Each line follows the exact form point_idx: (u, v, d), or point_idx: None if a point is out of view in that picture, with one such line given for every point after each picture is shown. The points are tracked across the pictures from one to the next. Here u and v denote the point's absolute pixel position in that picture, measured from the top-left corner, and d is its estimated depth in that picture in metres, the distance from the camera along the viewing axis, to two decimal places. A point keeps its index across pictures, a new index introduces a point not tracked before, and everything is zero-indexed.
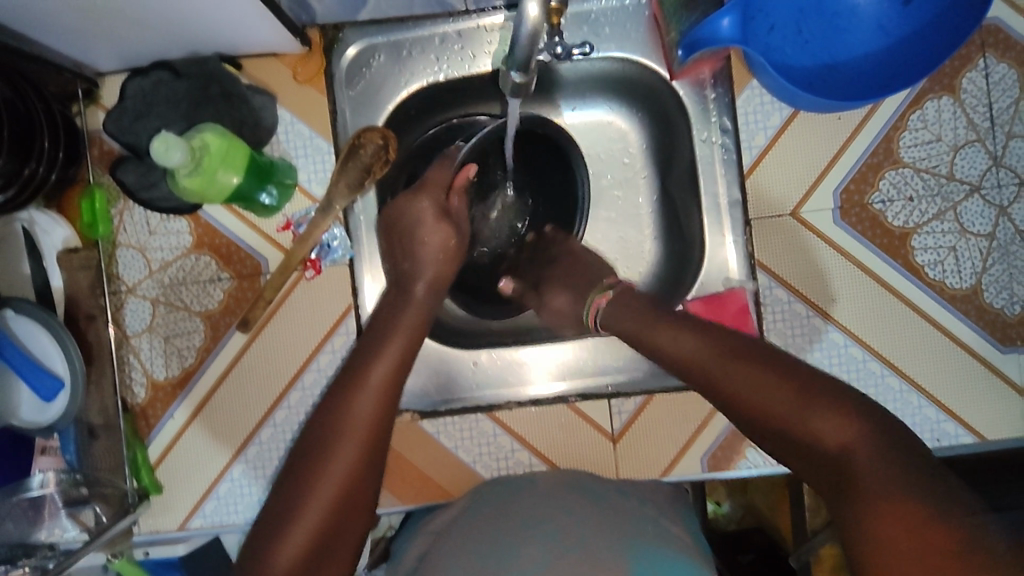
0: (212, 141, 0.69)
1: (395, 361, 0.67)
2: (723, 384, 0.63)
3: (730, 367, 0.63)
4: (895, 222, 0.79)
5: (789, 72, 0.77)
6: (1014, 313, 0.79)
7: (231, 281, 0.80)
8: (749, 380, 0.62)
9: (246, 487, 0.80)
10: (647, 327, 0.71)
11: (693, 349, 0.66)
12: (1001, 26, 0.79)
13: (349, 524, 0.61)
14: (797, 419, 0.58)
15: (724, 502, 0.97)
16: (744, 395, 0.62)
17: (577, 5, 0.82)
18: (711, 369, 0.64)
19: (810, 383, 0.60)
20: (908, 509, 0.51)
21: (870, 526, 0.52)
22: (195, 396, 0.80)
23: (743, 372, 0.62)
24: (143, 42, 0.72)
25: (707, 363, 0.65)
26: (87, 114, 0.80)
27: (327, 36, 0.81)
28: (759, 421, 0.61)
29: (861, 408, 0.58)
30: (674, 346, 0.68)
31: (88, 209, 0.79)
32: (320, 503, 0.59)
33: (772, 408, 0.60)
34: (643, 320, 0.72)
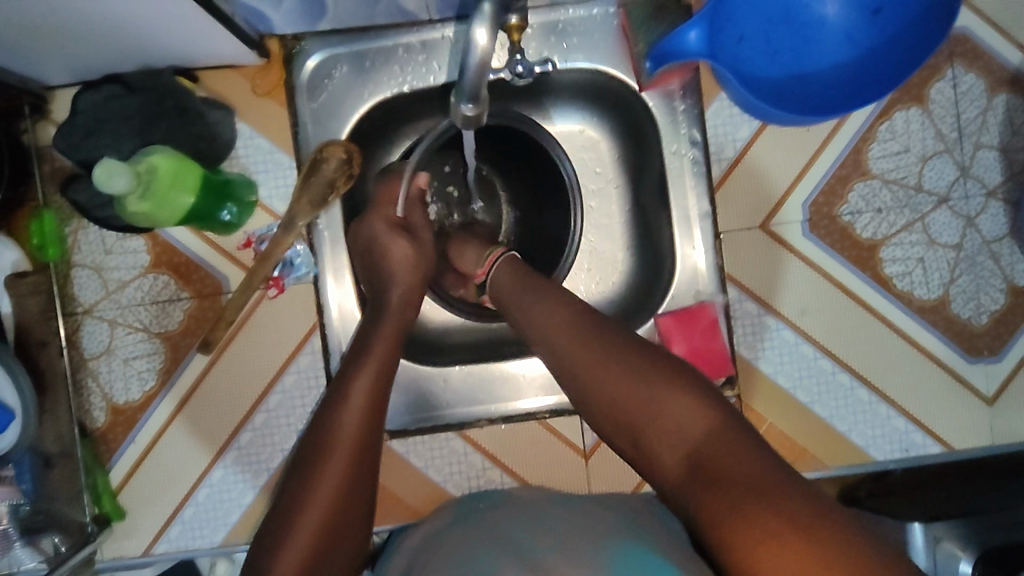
0: (160, 163, 0.67)
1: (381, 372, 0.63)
2: (597, 372, 0.60)
3: (590, 354, 0.60)
4: (864, 233, 0.79)
5: (758, 83, 0.76)
6: (981, 324, 0.80)
7: (191, 301, 0.78)
8: (615, 370, 0.59)
9: (225, 493, 0.78)
10: (521, 296, 0.67)
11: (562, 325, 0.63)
12: (969, 35, 0.79)
13: (338, 555, 0.56)
14: (660, 413, 0.56)
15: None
16: (617, 388, 0.58)
17: (543, 14, 0.80)
18: (575, 353, 0.61)
19: (664, 375, 0.58)
20: (769, 490, 0.49)
21: (721, 514, 0.50)
22: (178, 391, 0.78)
23: (605, 361, 0.60)
24: (93, 56, 0.69)
25: (580, 349, 0.61)
26: (36, 129, 0.77)
27: (287, 47, 0.78)
28: (615, 415, 0.59)
29: (697, 401, 0.56)
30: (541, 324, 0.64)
31: (38, 231, 0.76)
32: (314, 513, 0.55)
33: (631, 404, 0.58)
34: (519, 278, 0.69)
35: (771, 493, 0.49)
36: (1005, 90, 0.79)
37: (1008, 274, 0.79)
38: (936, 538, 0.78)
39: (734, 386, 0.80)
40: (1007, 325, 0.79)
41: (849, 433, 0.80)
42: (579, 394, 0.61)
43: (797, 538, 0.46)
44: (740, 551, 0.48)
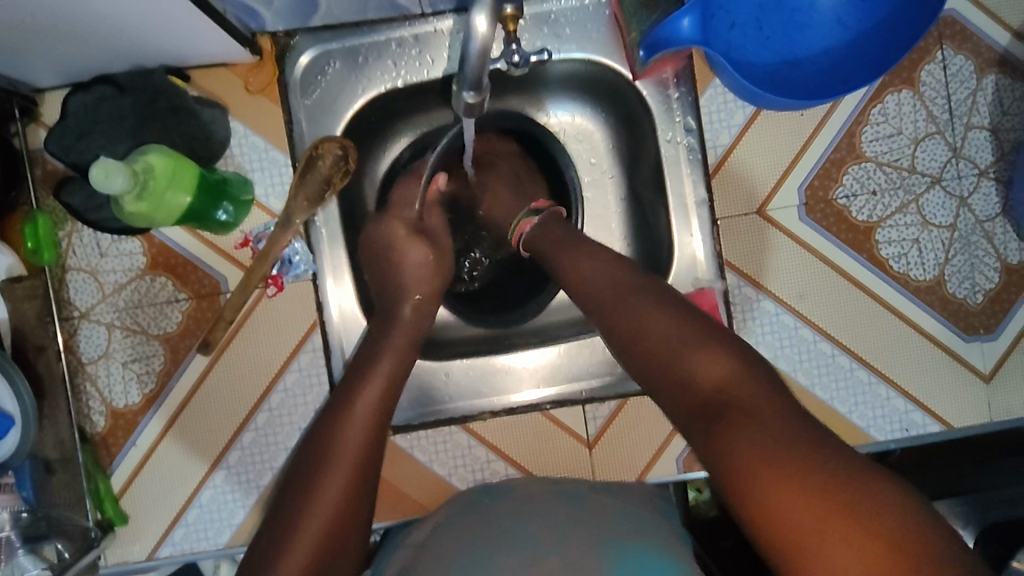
0: (157, 163, 0.66)
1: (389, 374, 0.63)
2: (630, 312, 0.59)
3: (630, 296, 0.60)
4: (859, 216, 0.80)
5: (751, 69, 0.76)
6: (977, 302, 0.80)
7: (189, 302, 0.77)
8: (651, 308, 0.58)
9: (228, 495, 0.78)
10: (561, 246, 0.69)
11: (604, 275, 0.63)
12: (958, 17, 0.79)
13: (341, 552, 0.56)
14: (690, 344, 0.54)
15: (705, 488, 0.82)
16: (648, 322, 0.57)
17: (536, 5, 0.80)
18: (615, 293, 0.61)
19: (703, 321, 0.56)
20: (794, 442, 0.45)
21: (737, 456, 0.46)
22: (166, 409, 0.77)
23: (645, 302, 0.59)
24: (83, 57, 0.69)
25: (620, 291, 0.61)
26: (27, 133, 0.76)
27: (278, 43, 0.78)
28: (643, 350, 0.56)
29: (733, 346, 0.54)
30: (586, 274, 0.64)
31: (32, 234, 0.75)
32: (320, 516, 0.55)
33: (659, 341, 0.55)
34: (561, 233, 0.72)
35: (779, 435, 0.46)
36: (993, 70, 0.80)
37: (1001, 253, 0.80)
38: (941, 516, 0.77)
39: None
40: (1002, 303, 0.80)
41: (850, 415, 0.81)
42: (609, 330, 0.60)
43: (830, 508, 0.41)
44: (751, 497, 0.45)
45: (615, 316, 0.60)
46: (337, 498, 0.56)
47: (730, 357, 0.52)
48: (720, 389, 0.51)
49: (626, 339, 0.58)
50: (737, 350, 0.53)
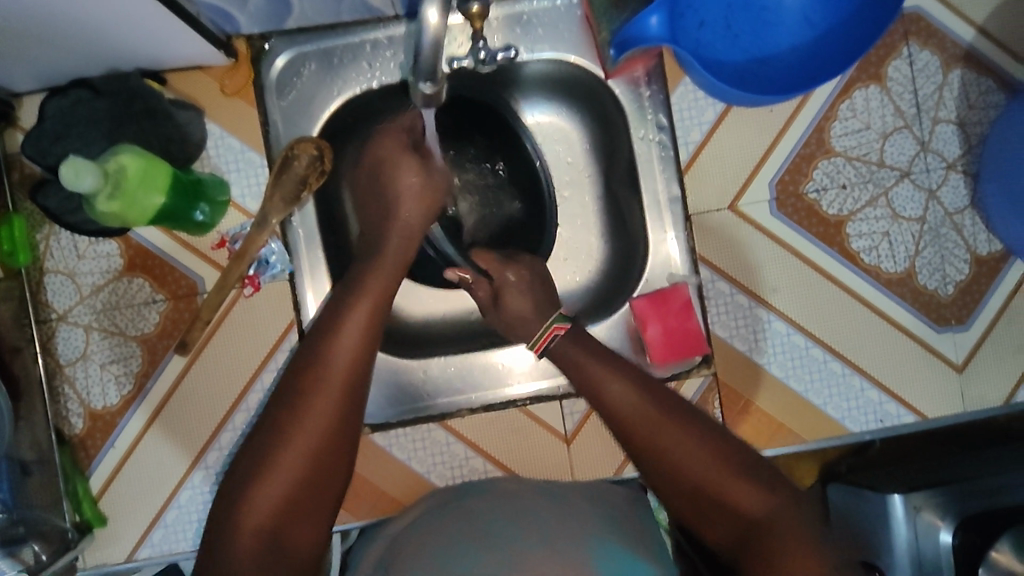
0: (128, 163, 0.66)
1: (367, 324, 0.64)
2: (659, 448, 0.60)
3: (657, 427, 0.61)
4: (830, 210, 0.81)
5: (720, 66, 0.77)
6: (947, 294, 0.81)
7: (167, 303, 0.78)
8: (678, 438, 0.60)
9: (206, 495, 0.78)
10: (590, 368, 0.66)
11: (622, 395, 0.63)
12: (922, 14, 0.81)
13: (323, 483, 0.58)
14: (723, 484, 0.58)
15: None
16: (680, 455, 0.59)
17: (508, 6, 0.81)
18: (633, 417, 0.62)
19: (731, 447, 0.60)
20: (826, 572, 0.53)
21: None
22: (151, 400, 0.78)
23: (670, 429, 0.60)
24: (58, 60, 0.70)
25: (643, 418, 0.61)
26: (5, 136, 0.77)
27: (253, 46, 0.79)
28: (681, 482, 0.59)
29: (764, 476, 0.59)
30: (612, 397, 0.64)
31: (7, 236, 0.75)
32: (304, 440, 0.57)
33: (701, 476, 0.58)
34: (578, 349, 0.69)
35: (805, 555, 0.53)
36: (959, 65, 0.81)
37: (971, 244, 0.81)
38: (915, 510, 0.72)
39: (710, 365, 0.81)
40: (973, 294, 0.81)
41: (824, 407, 0.81)
42: (636, 454, 0.62)
43: None
44: None
45: (643, 443, 0.61)
46: (312, 443, 0.57)
47: (756, 490, 0.58)
48: (753, 523, 0.56)
49: (656, 470, 0.60)
50: (764, 481, 0.58)
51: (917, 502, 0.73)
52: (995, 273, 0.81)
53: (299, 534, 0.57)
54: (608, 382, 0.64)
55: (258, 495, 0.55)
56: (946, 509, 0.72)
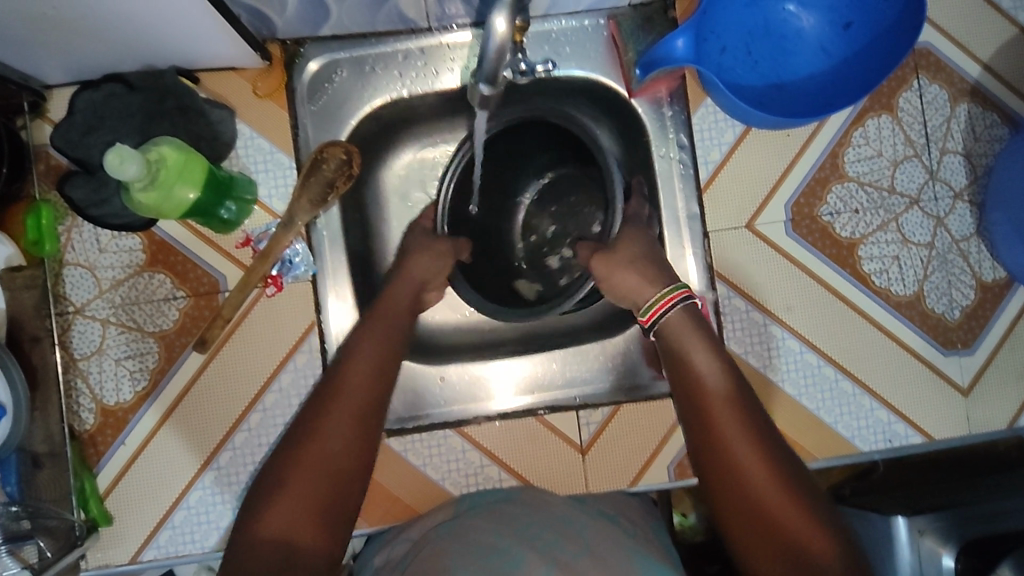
0: (168, 154, 0.67)
1: (374, 364, 0.65)
2: (730, 449, 0.60)
3: (736, 433, 0.61)
4: (843, 233, 0.84)
5: (740, 91, 0.80)
6: (954, 318, 0.84)
7: (187, 300, 0.78)
8: (789, 501, 0.58)
9: (216, 497, 0.77)
10: (696, 357, 0.66)
11: (744, 445, 0.60)
12: (932, 49, 0.85)
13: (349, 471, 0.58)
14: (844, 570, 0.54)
15: (691, 512, 0.90)
16: (792, 523, 0.57)
17: (537, 24, 0.83)
18: (745, 471, 0.59)
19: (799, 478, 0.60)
20: None
21: None
22: (162, 402, 0.77)
23: (782, 493, 0.58)
24: (95, 54, 0.70)
25: (758, 472, 0.59)
26: (33, 127, 0.77)
27: (288, 51, 0.80)
28: (741, 494, 0.59)
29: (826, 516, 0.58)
30: (708, 386, 0.65)
31: (34, 226, 0.75)
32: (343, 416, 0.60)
33: (761, 495, 0.58)
34: (696, 345, 0.67)
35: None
36: (966, 99, 0.85)
37: (976, 271, 0.84)
38: (919, 533, 0.73)
39: None
40: (978, 318, 0.84)
41: (835, 425, 0.83)
42: (742, 516, 0.58)
43: None
44: None
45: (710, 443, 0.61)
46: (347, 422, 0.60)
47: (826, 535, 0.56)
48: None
49: (749, 521, 0.58)
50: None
51: (920, 526, 0.74)
52: (999, 300, 0.84)
53: (309, 548, 0.54)
54: (728, 435, 0.61)
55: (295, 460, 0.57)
56: (948, 536, 0.73)
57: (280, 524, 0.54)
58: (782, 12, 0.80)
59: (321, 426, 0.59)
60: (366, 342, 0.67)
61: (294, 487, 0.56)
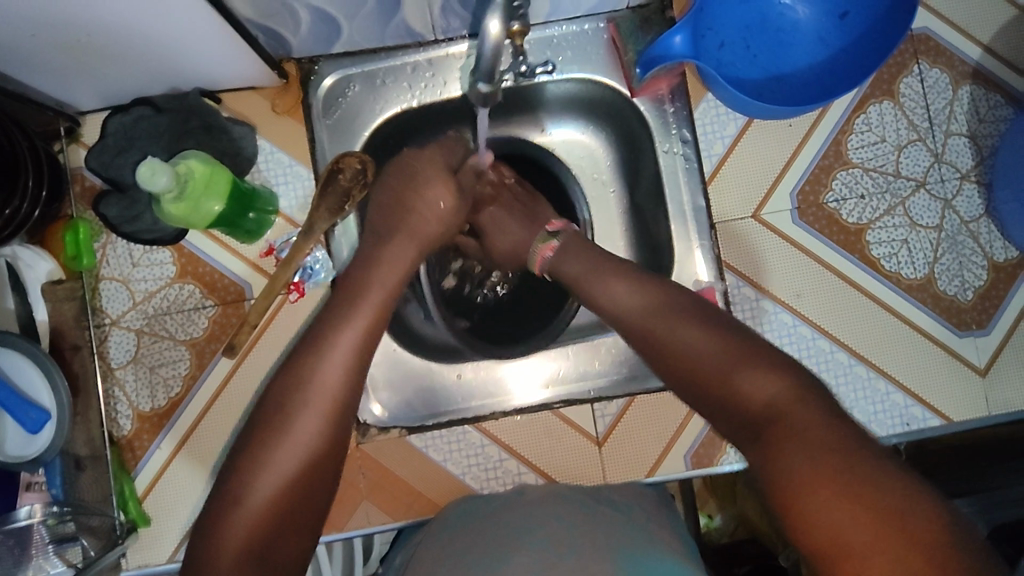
0: (196, 168, 0.71)
1: (351, 356, 0.64)
2: (654, 326, 0.65)
3: (664, 320, 0.65)
4: (850, 219, 0.84)
5: (740, 84, 0.82)
6: (968, 299, 0.84)
7: (215, 308, 0.82)
8: (692, 339, 0.62)
9: None
10: (587, 273, 0.72)
11: (635, 303, 0.67)
12: (931, 34, 0.86)
13: (323, 473, 0.60)
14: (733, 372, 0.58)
15: (716, 515, 0.94)
16: (686, 351, 0.62)
17: (538, 31, 0.86)
18: (649, 320, 0.66)
19: (743, 341, 0.61)
20: (840, 462, 0.49)
21: (793, 471, 0.50)
22: (176, 432, 0.80)
23: (683, 333, 0.63)
24: (124, 79, 0.75)
25: (656, 320, 0.65)
26: (69, 151, 0.82)
27: (303, 69, 0.84)
28: (684, 368, 0.62)
29: (774, 365, 0.58)
30: (616, 294, 0.69)
31: (73, 242, 0.80)
32: (317, 412, 0.61)
33: (699, 365, 0.61)
34: (598, 271, 0.72)
35: (823, 458, 0.49)
36: (968, 81, 0.86)
37: (988, 251, 0.84)
38: None
39: None
40: (992, 299, 0.84)
41: (851, 410, 0.83)
42: (653, 359, 0.65)
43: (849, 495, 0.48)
44: (803, 510, 0.49)
45: (642, 334, 0.66)
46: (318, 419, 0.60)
47: (781, 384, 0.56)
48: (773, 414, 0.54)
49: (700, 394, 0.60)
50: (786, 371, 0.57)
51: None
52: (1013, 279, 0.84)
53: (284, 553, 0.57)
54: (661, 327, 0.65)
55: (269, 460, 0.58)
56: None
57: (248, 535, 0.55)
58: (778, 5, 0.82)
59: (291, 431, 0.59)
60: (348, 329, 0.65)
61: (264, 500, 0.57)
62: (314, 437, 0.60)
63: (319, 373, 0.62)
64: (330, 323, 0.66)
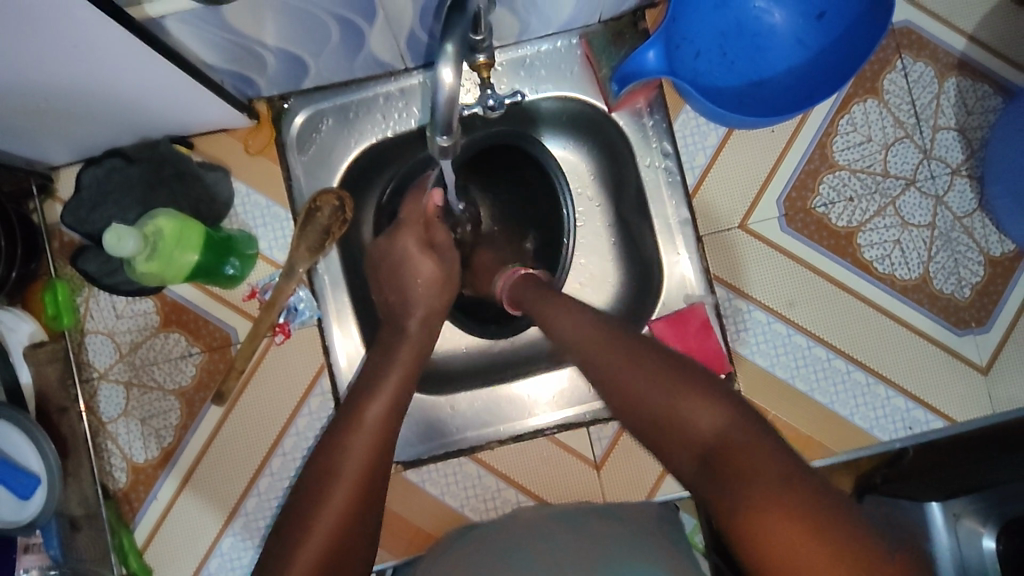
0: (164, 226, 0.71)
1: (386, 417, 0.63)
2: (592, 358, 0.63)
3: (602, 347, 0.63)
4: (839, 222, 0.83)
5: (718, 93, 0.80)
6: (965, 297, 0.82)
7: (201, 355, 0.81)
8: (627, 367, 0.60)
9: (245, 547, 0.79)
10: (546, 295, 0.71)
11: (579, 334, 0.65)
12: (912, 28, 0.84)
13: (357, 538, 0.58)
14: (673, 400, 0.56)
15: None
16: (633, 387, 0.59)
17: (511, 51, 0.84)
18: (589, 353, 0.63)
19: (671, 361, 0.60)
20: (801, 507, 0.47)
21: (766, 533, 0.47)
22: (178, 471, 0.80)
23: (619, 361, 0.61)
24: (93, 134, 0.74)
25: (592, 348, 0.63)
26: (45, 208, 0.81)
27: (274, 107, 0.82)
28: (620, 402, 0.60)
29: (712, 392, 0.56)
30: (561, 326, 0.67)
31: (52, 302, 0.79)
32: (351, 476, 0.59)
33: (634, 396, 0.59)
34: (550, 294, 0.70)
35: (785, 495, 0.48)
36: (953, 73, 0.83)
37: (983, 246, 0.82)
38: None
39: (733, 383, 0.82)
40: (990, 295, 0.82)
41: (851, 417, 0.82)
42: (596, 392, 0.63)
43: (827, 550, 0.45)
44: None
45: (581, 362, 0.64)
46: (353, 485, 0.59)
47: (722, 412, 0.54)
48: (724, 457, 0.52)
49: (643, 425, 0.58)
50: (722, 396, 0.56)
51: None
52: (1010, 273, 0.82)
53: None
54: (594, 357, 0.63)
55: (308, 531, 0.56)
56: None
57: None
58: (753, 10, 0.80)
59: (326, 502, 0.57)
60: (370, 408, 0.63)
61: None
62: (342, 514, 0.57)
63: (350, 448, 0.61)
64: (347, 411, 0.64)
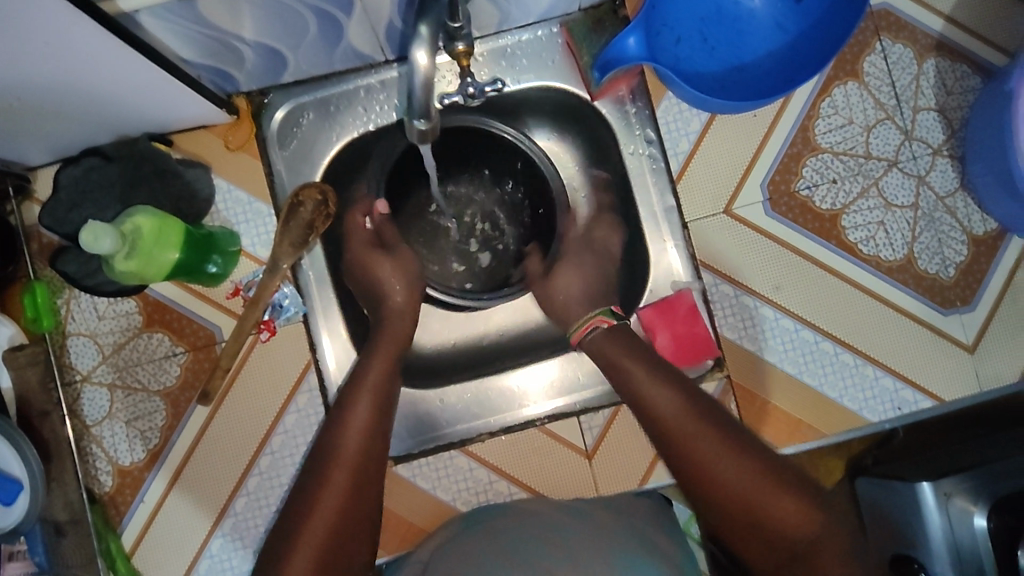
0: (144, 223, 0.70)
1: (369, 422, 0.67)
2: (690, 440, 0.64)
3: (698, 430, 0.64)
4: (823, 205, 0.83)
5: (699, 79, 0.80)
6: (949, 276, 0.83)
7: (186, 355, 0.80)
8: (726, 457, 0.62)
9: (226, 561, 0.78)
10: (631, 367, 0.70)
11: (675, 411, 0.66)
12: (890, 10, 0.84)
13: (353, 536, 0.61)
14: (761, 490, 0.61)
15: None
16: (726, 480, 0.62)
17: (491, 41, 0.84)
18: (690, 436, 0.64)
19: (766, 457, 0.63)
20: None
21: None
22: (168, 468, 0.79)
23: (718, 448, 0.63)
24: (70, 133, 0.73)
25: (689, 431, 0.64)
26: (22, 210, 0.80)
27: (253, 102, 0.82)
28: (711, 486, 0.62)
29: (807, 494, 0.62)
30: (656, 400, 0.67)
31: (31, 304, 0.79)
32: (340, 476, 0.63)
33: (730, 484, 0.62)
34: (638, 365, 0.70)
35: None
36: (932, 54, 0.84)
37: (966, 226, 0.83)
38: (947, 496, 0.70)
39: (723, 367, 0.82)
40: (974, 274, 0.83)
41: (840, 399, 0.82)
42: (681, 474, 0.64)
43: None
44: None
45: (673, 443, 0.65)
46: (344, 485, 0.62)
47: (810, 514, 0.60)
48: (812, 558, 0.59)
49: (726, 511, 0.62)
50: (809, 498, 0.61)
51: (948, 489, 0.70)
52: (994, 252, 0.83)
53: None
54: (692, 437, 0.64)
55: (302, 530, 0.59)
56: (978, 495, 0.69)
57: None
58: None
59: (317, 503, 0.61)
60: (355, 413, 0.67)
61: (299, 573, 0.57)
62: (336, 514, 0.61)
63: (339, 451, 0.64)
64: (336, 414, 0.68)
